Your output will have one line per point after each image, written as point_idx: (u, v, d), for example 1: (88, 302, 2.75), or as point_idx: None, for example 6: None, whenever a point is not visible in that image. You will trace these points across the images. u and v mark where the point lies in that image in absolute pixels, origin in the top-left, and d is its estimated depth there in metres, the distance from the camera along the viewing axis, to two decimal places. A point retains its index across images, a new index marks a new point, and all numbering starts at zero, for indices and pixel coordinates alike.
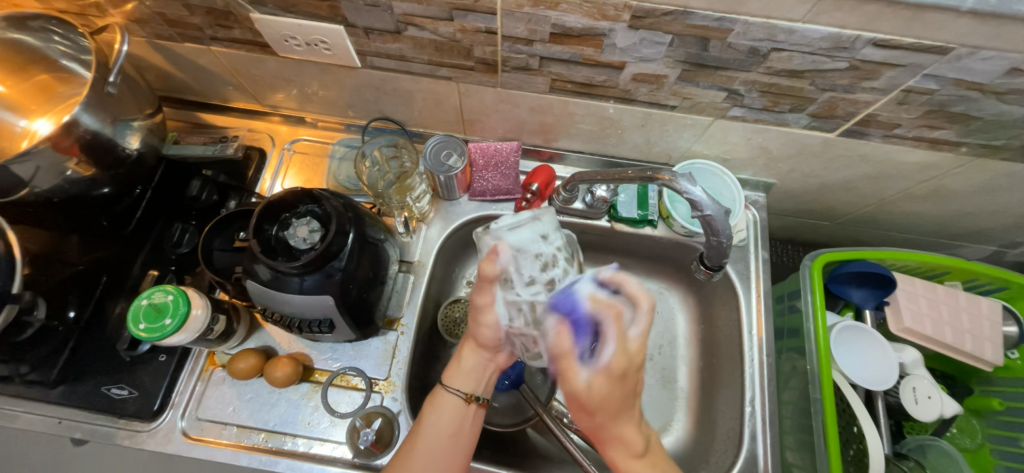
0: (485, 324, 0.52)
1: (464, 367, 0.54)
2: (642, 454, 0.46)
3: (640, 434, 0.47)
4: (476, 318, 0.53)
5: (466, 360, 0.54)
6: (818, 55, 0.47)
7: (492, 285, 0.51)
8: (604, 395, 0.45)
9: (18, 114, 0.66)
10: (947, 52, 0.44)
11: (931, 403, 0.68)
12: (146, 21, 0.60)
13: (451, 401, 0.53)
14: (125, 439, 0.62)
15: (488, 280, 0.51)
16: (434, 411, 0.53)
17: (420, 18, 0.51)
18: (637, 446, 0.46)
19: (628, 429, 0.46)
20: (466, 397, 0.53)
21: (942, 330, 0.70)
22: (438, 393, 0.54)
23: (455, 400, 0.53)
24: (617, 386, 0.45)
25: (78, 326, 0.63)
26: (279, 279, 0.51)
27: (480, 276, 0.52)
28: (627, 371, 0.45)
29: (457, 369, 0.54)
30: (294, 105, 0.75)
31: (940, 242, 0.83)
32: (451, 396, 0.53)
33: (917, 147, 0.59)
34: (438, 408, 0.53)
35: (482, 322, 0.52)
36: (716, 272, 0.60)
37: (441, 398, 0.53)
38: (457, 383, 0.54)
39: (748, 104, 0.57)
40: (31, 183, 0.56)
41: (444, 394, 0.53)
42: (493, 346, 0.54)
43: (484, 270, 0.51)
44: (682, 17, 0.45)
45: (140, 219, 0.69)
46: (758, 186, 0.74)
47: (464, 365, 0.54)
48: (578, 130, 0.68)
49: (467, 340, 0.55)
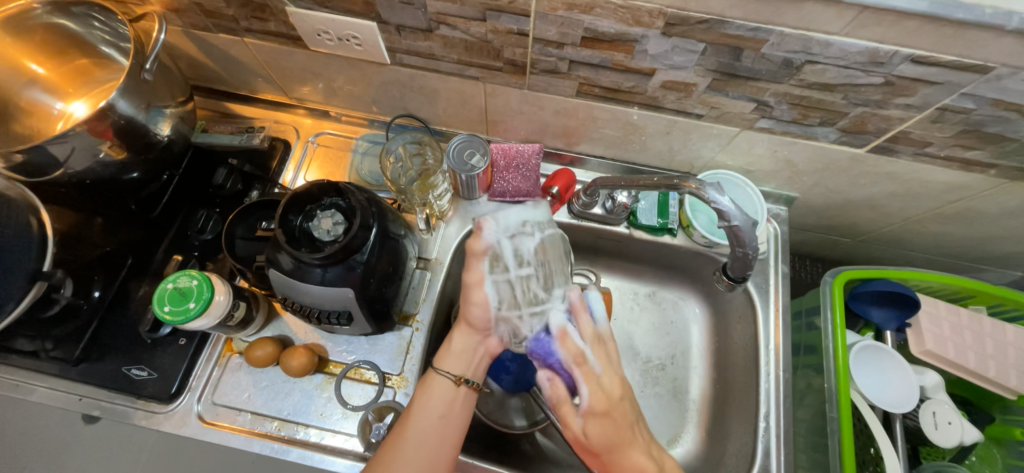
0: (473, 301, 0.56)
1: (454, 350, 0.55)
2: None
3: (652, 461, 0.49)
4: (466, 296, 0.57)
5: (455, 343, 0.56)
6: (853, 69, 0.47)
7: (480, 260, 0.57)
8: (597, 440, 0.50)
9: (54, 96, 0.68)
10: (987, 71, 0.43)
11: (951, 429, 0.66)
12: (184, 11, 0.61)
13: (442, 383, 0.53)
14: (142, 419, 0.63)
15: (476, 256, 0.57)
16: (426, 393, 0.52)
17: (453, 17, 0.52)
18: (650, 471, 0.48)
19: (637, 455, 0.49)
20: (456, 378, 0.53)
21: (966, 355, 0.68)
22: (430, 377, 0.54)
23: (446, 383, 0.53)
24: (607, 428, 0.50)
25: (102, 305, 0.64)
26: (301, 269, 0.52)
27: (469, 253, 0.58)
28: (612, 409, 0.51)
29: (449, 352, 0.55)
30: (320, 99, 0.76)
31: (963, 265, 0.81)
32: (443, 378, 0.53)
33: (948, 167, 0.58)
34: (429, 391, 0.52)
35: (472, 300, 0.56)
36: (739, 283, 0.61)
37: (434, 381, 0.53)
38: (449, 365, 0.54)
39: (777, 115, 0.56)
40: (65, 165, 0.57)
41: (437, 377, 0.53)
42: (482, 328, 0.56)
43: (472, 245, 0.58)
44: (717, 26, 0.45)
45: (166, 203, 0.70)
46: (780, 199, 0.73)
47: (455, 347, 0.55)
48: (601, 135, 0.68)
49: (460, 323, 0.57)
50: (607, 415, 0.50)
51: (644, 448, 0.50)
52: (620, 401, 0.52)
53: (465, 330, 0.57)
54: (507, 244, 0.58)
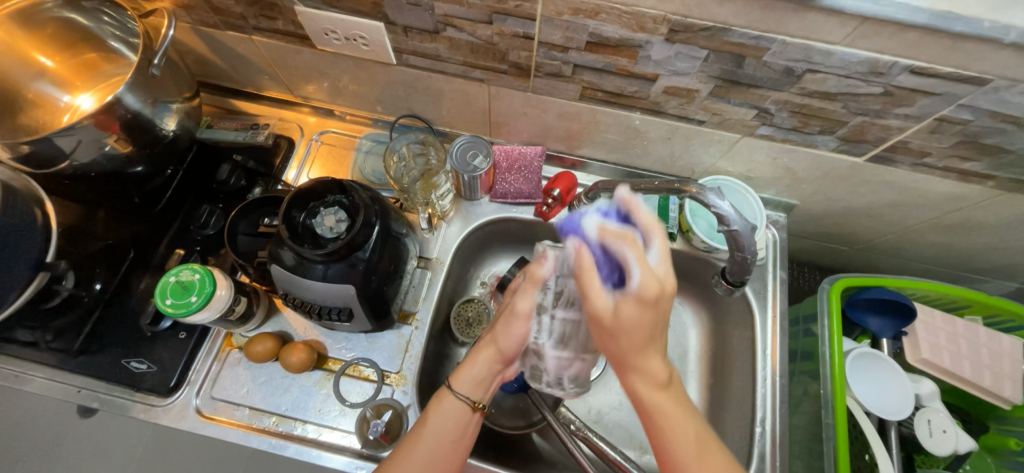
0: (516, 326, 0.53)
1: (476, 373, 0.52)
2: (667, 388, 0.43)
3: (665, 365, 0.43)
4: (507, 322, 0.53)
5: (479, 367, 0.52)
6: (853, 79, 0.47)
7: (537, 290, 0.52)
8: (628, 321, 0.41)
9: (62, 89, 0.68)
10: (984, 83, 0.44)
11: (945, 438, 0.66)
12: (193, 8, 0.62)
13: (457, 404, 0.51)
14: (141, 412, 0.63)
15: (534, 283, 0.52)
16: (437, 410, 0.51)
17: (460, 19, 0.52)
18: (660, 377, 0.43)
19: (655, 363, 0.43)
20: (474, 405, 0.51)
21: (961, 364, 0.68)
22: (443, 395, 0.52)
23: (462, 405, 0.51)
24: (644, 313, 0.40)
25: (104, 298, 0.64)
26: (303, 265, 0.52)
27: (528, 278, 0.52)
28: (660, 300, 0.40)
29: (468, 374, 0.52)
30: (325, 97, 0.76)
31: (961, 275, 0.82)
32: (458, 400, 0.51)
33: (946, 177, 0.59)
34: (444, 411, 0.51)
35: (513, 330, 0.52)
36: (737, 288, 0.61)
37: (447, 401, 0.51)
38: (466, 388, 0.52)
39: (778, 123, 0.57)
40: (71, 157, 0.57)
41: (452, 397, 0.51)
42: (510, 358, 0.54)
43: (533, 274, 0.52)
44: (720, 34, 0.46)
45: (170, 198, 0.70)
46: (779, 206, 0.74)
47: (478, 371, 0.52)
48: (603, 138, 0.69)
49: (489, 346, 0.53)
50: (651, 302, 0.40)
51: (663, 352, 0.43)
52: (666, 304, 0.41)
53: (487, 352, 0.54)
54: (560, 281, 0.54)
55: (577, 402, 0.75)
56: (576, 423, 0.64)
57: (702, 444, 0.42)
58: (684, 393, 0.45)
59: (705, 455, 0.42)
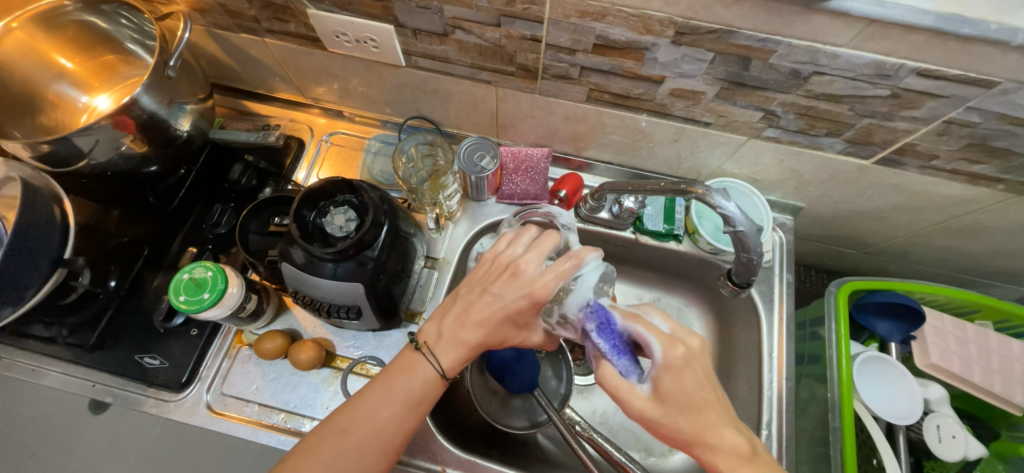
0: (516, 287, 0.47)
1: (455, 342, 0.48)
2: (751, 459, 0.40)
3: (742, 437, 0.41)
4: (506, 283, 0.47)
5: (467, 332, 0.48)
6: (860, 81, 0.48)
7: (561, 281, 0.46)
8: (669, 396, 0.41)
9: (81, 90, 0.70)
10: (992, 86, 0.44)
11: (954, 443, 0.66)
12: (208, 11, 0.63)
13: (428, 373, 0.47)
14: (152, 407, 0.65)
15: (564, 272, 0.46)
16: (402, 373, 0.48)
17: (469, 22, 0.53)
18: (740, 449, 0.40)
19: (731, 434, 0.41)
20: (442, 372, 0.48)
21: (972, 369, 0.68)
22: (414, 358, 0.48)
23: (428, 371, 0.48)
24: (689, 384, 0.41)
25: (118, 294, 0.65)
26: (313, 264, 0.53)
27: (569, 261, 0.46)
28: (691, 363, 0.41)
29: (451, 338, 0.48)
30: (335, 99, 0.77)
31: (971, 279, 0.81)
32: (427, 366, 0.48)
33: (954, 180, 0.58)
34: (411, 375, 0.47)
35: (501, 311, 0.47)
36: (744, 288, 0.61)
37: (416, 365, 0.48)
38: (443, 356, 0.48)
39: (784, 125, 0.57)
40: (89, 156, 0.59)
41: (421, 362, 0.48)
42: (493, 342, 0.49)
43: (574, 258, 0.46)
44: (726, 36, 0.46)
45: (183, 197, 0.72)
46: (786, 209, 0.74)
47: (462, 336, 0.48)
48: (609, 140, 0.69)
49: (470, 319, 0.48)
50: (682, 374, 0.41)
51: (732, 421, 0.42)
52: (701, 355, 0.42)
53: (454, 316, 0.49)
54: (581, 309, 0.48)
55: (582, 402, 0.76)
56: (581, 424, 0.65)
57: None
58: (768, 462, 0.41)
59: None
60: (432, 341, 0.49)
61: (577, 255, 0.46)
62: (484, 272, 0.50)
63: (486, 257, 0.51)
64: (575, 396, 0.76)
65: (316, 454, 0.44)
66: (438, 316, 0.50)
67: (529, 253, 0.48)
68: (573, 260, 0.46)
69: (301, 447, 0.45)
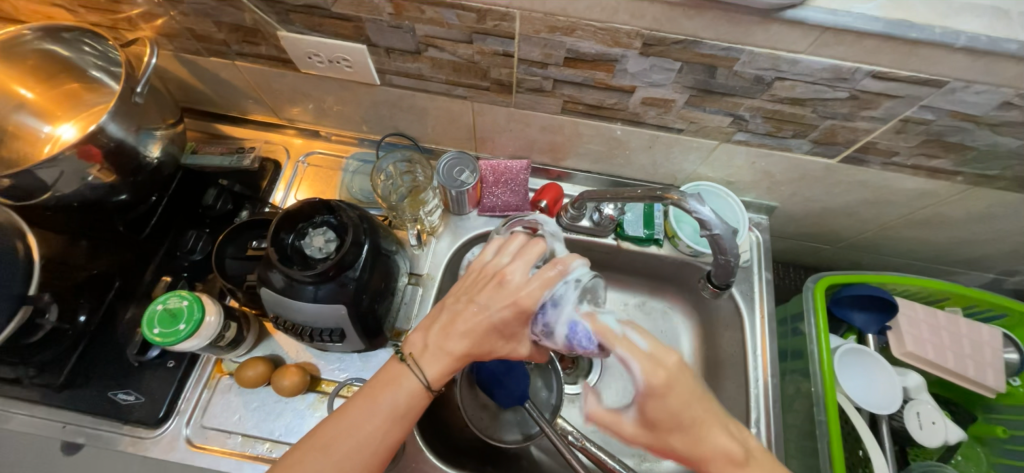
0: (503, 293, 0.47)
1: (440, 351, 0.47)
2: (744, 463, 0.40)
3: (732, 441, 0.41)
4: (493, 292, 0.48)
5: (454, 341, 0.47)
6: (820, 85, 0.50)
7: (546, 289, 0.47)
8: (658, 413, 0.42)
9: (42, 120, 0.68)
10: (942, 85, 0.46)
11: (935, 429, 0.68)
12: (176, 36, 0.62)
13: (413, 385, 0.46)
14: (128, 446, 0.62)
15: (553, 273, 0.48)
16: (385, 385, 0.46)
17: (441, 40, 0.54)
18: (733, 453, 0.40)
19: (718, 435, 0.41)
20: (427, 383, 0.46)
21: (944, 355, 0.70)
22: (399, 369, 0.47)
23: (413, 383, 0.46)
24: (674, 400, 0.41)
25: (89, 329, 0.63)
26: (293, 287, 0.52)
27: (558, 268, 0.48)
28: (673, 384, 0.41)
29: (439, 348, 0.47)
30: (310, 119, 0.77)
31: (938, 268, 0.84)
32: (412, 377, 0.46)
33: (915, 174, 0.61)
34: (396, 386, 0.46)
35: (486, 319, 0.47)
36: (724, 290, 0.62)
37: (400, 377, 0.47)
38: (429, 367, 0.47)
39: (753, 129, 0.59)
40: (54, 187, 0.57)
41: (406, 373, 0.47)
42: (477, 353, 0.48)
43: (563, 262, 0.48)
44: (691, 46, 0.47)
45: (155, 225, 0.70)
46: (760, 208, 0.76)
47: (449, 346, 0.47)
48: (586, 149, 0.70)
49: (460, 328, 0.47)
50: (663, 396, 0.41)
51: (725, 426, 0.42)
52: (681, 373, 0.42)
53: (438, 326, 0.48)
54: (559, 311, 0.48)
55: (573, 411, 0.76)
56: (573, 434, 0.65)
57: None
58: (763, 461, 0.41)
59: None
60: (419, 351, 0.48)
61: (561, 262, 0.48)
62: (471, 280, 0.50)
63: (474, 266, 0.51)
64: (566, 405, 0.76)
65: (298, 471, 0.42)
66: (424, 326, 0.50)
67: (515, 262, 0.49)
68: (554, 267, 0.48)
69: (281, 465, 0.43)
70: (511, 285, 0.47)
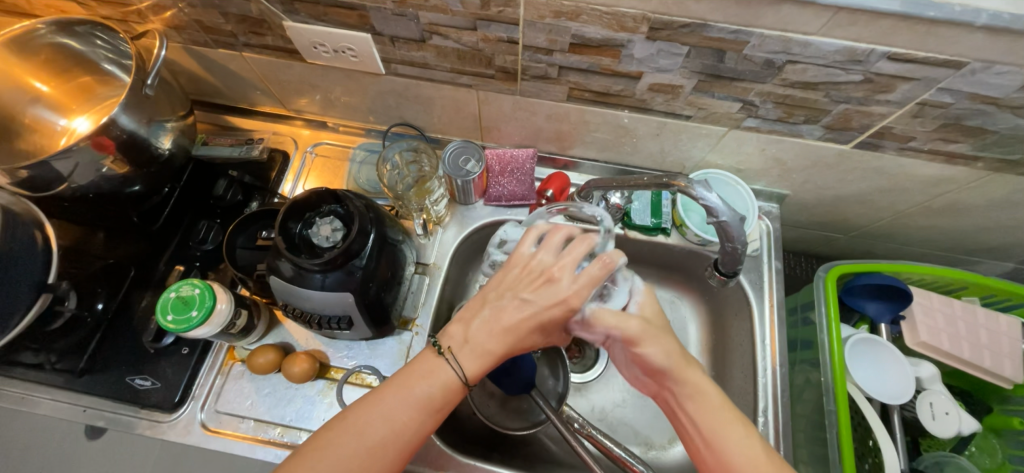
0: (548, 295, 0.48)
1: (478, 347, 0.48)
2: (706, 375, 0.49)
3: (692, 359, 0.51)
4: (538, 290, 0.48)
5: (489, 338, 0.48)
6: (833, 68, 0.48)
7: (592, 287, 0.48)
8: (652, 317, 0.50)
9: (58, 113, 0.69)
10: (961, 66, 0.45)
11: (948, 420, 0.67)
12: (184, 27, 0.63)
13: (449, 378, 0.47)
14: (146, 429, 0.64)
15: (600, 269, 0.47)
16: (421, 376, 0.47)
17: (445, 27, 0.53)
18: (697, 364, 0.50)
19: (695, 372, 0.47)
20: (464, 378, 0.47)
21: (960, 345, 0.69)
22: (435, 362, 0.47)
23: (450, 377, 0.47)
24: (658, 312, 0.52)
25: (106, 316, 0.65)
26: (301, 276, 0.53)
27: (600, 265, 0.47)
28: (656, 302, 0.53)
29: (475, 345, 0.48)
30: (318, 110, 0.77)
31: (956, 257, 0.82)
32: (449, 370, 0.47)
33: (933, 160, 0.59)
34: (432, 378, 0.46)
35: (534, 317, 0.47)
36: (730, 277, 0.61)
37: (437, 369, 0.47)
38: (466, 362, 0.47)
39: (763, 114, 0.58)
40: (70, 179, 0.58)
41: (443, 366, 0.47)
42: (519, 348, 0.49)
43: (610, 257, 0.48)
44: (699, 29, 0.46)
45: (168, 216, 0.71)
46: (771, 197, 0.74)
47: (484, 343, 0.48)
48: (593, 138, 0.69)
49: (501, 325, 0.48)
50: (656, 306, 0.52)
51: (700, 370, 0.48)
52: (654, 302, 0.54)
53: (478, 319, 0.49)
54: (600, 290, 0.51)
55: (580, 400, 0.76)
56: (579, 421, 0.64)
57: (748, 443, 0.44)
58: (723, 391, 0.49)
59: (751, 452, 0.43)
60: (456, 345, 0.48)
61: (609, 261, 0.47)
62: (513, 277, 0.50)
63: (515, 260, 0.50)
64: (573, 394, 0.76)
65: (331, 451, 0.42)
66: (460, 319, 0.50)
67: (562, 259, 0.48)
68: (600, 264, 0.47)
69: (316, 441, 0.43)
70: (560, 285, 0.48)
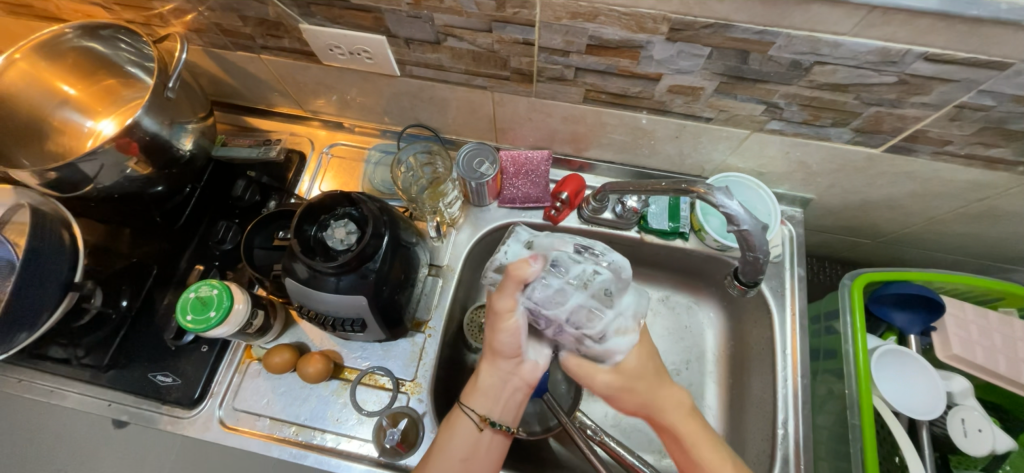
0: (504, 329, 0.52)
1: (483, 387, 0.54)
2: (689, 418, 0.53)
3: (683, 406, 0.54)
4: (493, 323, 0.53)
5: (484, 379, 0.54)
6: (864, 69, 0.46)
7: (517, 290, 0.51)
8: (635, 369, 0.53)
9: (85, 115, 0.71)
10: (1006, 67, 0.42)
11: (981, 437, 0.64)
12: (204, 31, 0.64)
13: (470, 425, 0.52)
14: (166, 424, 0.65)
15: (516, 282, 0.51)
16: (449, 434, 0.52)
17: (460, 29, 0.53)
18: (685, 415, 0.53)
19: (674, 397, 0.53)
20: (480, 422, 0.52)
21: (995, 359, 0.65)
22: (456, 415, 0.54)
23: (470, 426, 0.52)
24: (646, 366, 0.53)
25: (130, 313, 0.66)
26: (316, 278, 0.53)
27: (508, 278, 0.51)
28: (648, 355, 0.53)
29: (475, 389, 0.54)
30: (334, 111, 0.78)
31: (992, 265, 0.78)
32: (467, 419, 0.53)
33: (970, 165, 0.56)
34: (458, 432, 0.52)
35: (499, 328, 0.52)
36: (751, 287, 0.59)
37: (458, 421, 0.53)
38: (475, 403, 0.53)
39: (788, 117, 0.55)
40: (95, 180, 0.60)
41: (462, 417, 0.53)
42: (510, 357, 0.53)
43: (519, 275, 0.51)
44: (722, 30, 0.45)
45: (189, 215, 0.73)
46: (795, 201, 0.72)
47: (483, 385, 0.54)
48: (610, 139, 0.68)
49: (485, 354, 0.55)
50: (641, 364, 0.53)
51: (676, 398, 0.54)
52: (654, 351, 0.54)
53: (491, 359, 0.54)
54: (594, 310, 0.51)
55: (593, 405, 0.75)
56: (592, 428, 0.63)
57: None
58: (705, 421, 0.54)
59: None
60: (467, 394, 0.54)
61: (517, 274, 0.51)
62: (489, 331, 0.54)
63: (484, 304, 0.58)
64: (586, 399, 0.75)
65: None
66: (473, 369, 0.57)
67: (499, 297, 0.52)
68: (514, 280, 0.51)
69: None
70: (500, 298, 0.52)
